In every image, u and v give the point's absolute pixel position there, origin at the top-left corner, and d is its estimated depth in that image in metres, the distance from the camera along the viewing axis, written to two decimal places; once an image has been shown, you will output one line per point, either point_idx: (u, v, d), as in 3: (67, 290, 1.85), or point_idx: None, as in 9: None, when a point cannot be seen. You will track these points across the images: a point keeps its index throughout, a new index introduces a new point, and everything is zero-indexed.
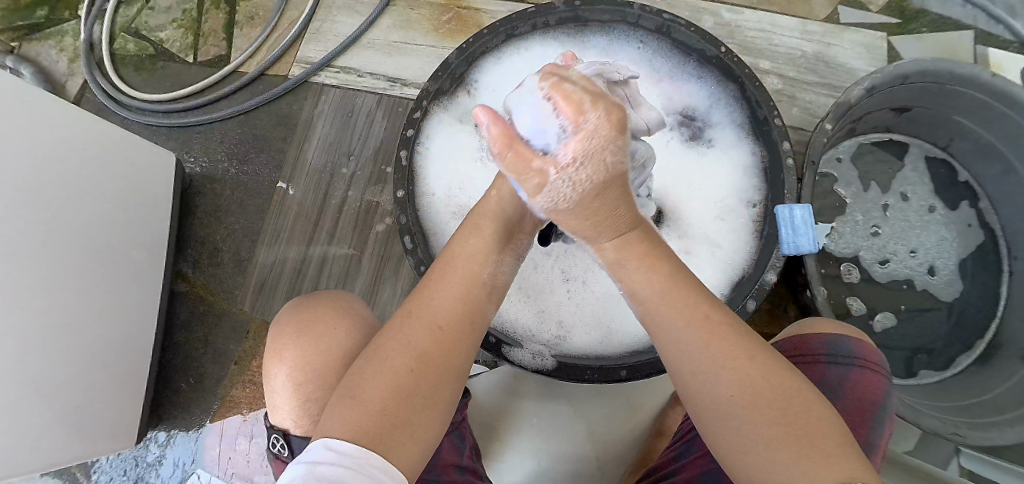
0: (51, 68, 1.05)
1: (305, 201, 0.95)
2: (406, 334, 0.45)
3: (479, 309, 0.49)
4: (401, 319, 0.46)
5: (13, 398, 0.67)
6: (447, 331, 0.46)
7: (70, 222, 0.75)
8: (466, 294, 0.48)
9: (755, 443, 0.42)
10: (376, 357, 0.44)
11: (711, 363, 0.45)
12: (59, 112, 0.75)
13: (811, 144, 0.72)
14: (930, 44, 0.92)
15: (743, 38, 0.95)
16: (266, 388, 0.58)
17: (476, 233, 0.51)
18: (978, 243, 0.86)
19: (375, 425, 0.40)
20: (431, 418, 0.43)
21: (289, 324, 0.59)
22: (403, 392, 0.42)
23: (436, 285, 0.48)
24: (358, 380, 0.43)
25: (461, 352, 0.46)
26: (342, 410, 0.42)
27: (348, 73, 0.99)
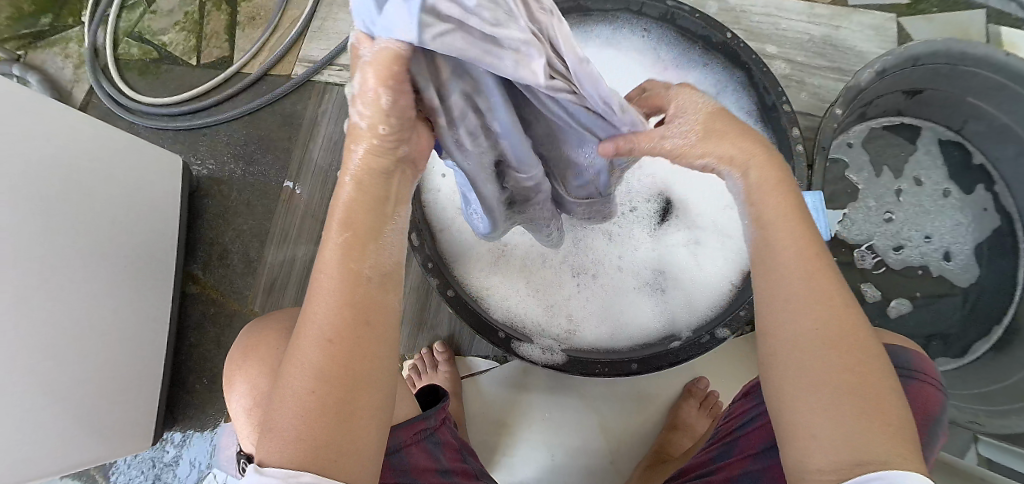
0: (57, 75, 1.06)
1: (311, 199, 0.95)
2: (301, 356, 0.37)
3: (375, 302, 0.39)
4: (292, 339, 0.38)
5: (31, 405, 0.68)
6: (341, 342, 0.37)
7: (82, 228, 0.76)
8: (353, 295, 0.38)
9: (815, 388, 0.38)
10: (278, 382, 0.38)
11: (803, 298, 0.40)
12: (66, 119, 0.75)
13: (821, 130, 0.71)
14: (940, 24, 0.90)
15: (749, 23, 0.93)
16: (228, 411, 0.60)
17: (344, 228, 0.39)
18: (994, 227, 0.85)
19: (298, 452, 0.36)
20: (353, 438, 0.37)
21: (242, 347, 0.60)
22: (316, 417, 0.36)
23: (313, 295, 0.38)
24: (269, 409, 0.38)
25: (366, 358, 0.38)
26: (264, 444, 0.37)
27: (350, 71, 0.98)
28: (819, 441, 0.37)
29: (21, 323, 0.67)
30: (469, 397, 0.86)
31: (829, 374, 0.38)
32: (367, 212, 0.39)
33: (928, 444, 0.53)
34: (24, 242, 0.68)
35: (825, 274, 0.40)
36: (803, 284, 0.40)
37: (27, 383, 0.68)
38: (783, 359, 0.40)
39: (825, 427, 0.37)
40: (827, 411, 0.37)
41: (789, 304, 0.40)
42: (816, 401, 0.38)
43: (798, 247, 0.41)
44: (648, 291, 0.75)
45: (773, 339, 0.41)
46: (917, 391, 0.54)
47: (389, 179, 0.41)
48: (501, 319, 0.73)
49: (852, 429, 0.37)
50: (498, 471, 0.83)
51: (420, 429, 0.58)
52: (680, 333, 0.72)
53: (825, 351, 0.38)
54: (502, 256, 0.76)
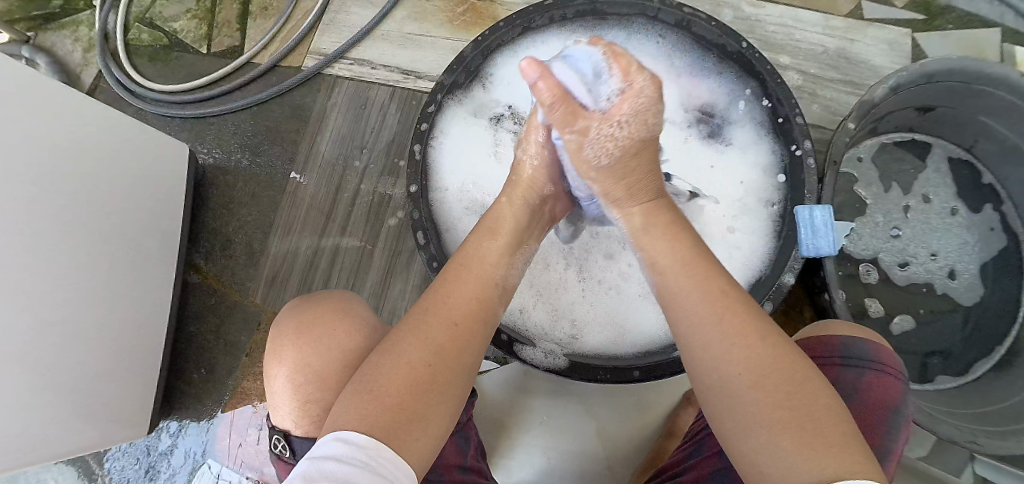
0: (66, 58, 1.05)
1: (317, 191, 0.95)
2: (422, 331, 0.46)
3: (491, 309, 0.51)
4: (416, 316, 0.47)
5: (28, 390, 0.68)
6: (463, 328, 0.47)
7: (85, 213, 0.76)
8: (480, 292, 0.50)
9: (756, 421, 0.42)
10: (388, 350, 0.46)
11: (725, 341, 0.45)
12: (73, 103, 0.74)
13: (833, 143, 0.71)
14: (955, 41, 0.90)
15: (763, 33, 0.93)
16: (266, 389, 0.57)
17: (490, 234, 0.55)
18: (1001, 247, 0.84)
19: (390, 415, 0.41)
20: (440, 413, 0.44)
21: (293, 326, 0.57)
22: (421, 383, 0.43)
23: (448, 288, 0.50)
24: (371, 371, 0.44)
25: (465, 350, 0.47)
26: (358, 404, 0.42)
27: (361, 65, 0.98)
28: (769, 476, 0.40)
29: (20, 307, 0.66)
30: None
31: (763, 406, 0.42)
32: (510, 222, 0.57)
33: (888, 436, 0.55)
34: (27, 226, 0.67)
35: (734, 300, 0.47)
36: (720, 329, 0.46)
37: (24, 367, 0.67)
38: (726, 403, 0.44)
39: (777, 454, 0.40)
40: (772, 439, 0.41)
41: (715, 349, 0.45)
42: (759, 432, 0.41)
43: (703, 297, 0.48)
44: (654, 298, 0.75)
45: (712, 384, 0.45)
46: (871, 381, 0.55)
47: (531, 223, 0.60)
48: (504, 321, 0.73)
49: (798, 451, 0.39)
50: (497, 472, 0.82)
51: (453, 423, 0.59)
52: None
53: (755, 385, 0.43)
54: None
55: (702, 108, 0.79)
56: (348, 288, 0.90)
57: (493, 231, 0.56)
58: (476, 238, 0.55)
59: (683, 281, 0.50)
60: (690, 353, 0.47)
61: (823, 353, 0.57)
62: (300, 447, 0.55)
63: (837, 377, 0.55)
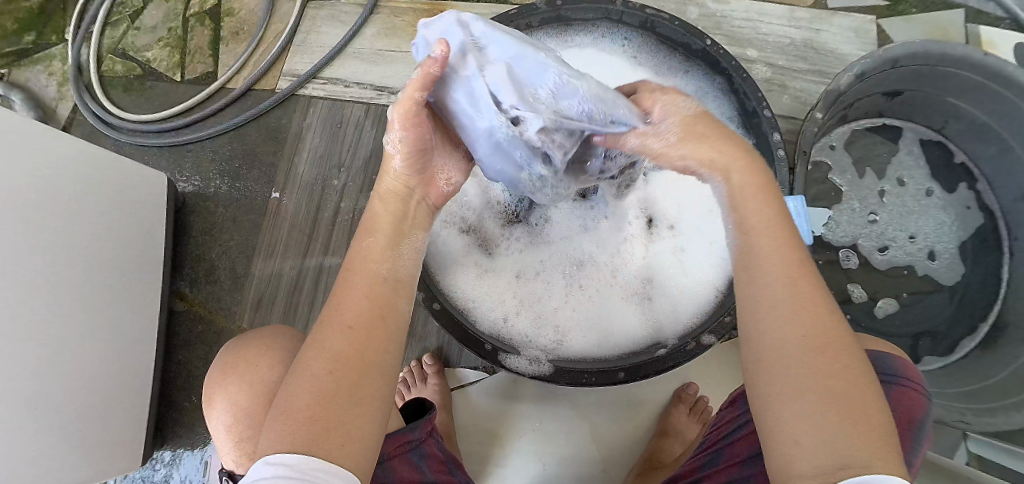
0: (41, 93, 1.05)
1: (298, 211, 0.95)
2: (320, 341, 0.44)
3: (391, 302, 0.47)
4: (316, 329, 0.45)
5: (16, 428, 0.67)
6: (359, 329, 0.44)
7: (68, 247, 0.76)
8: (374, 291, 0.47)
9: (798, 395, 0.41)
10: (295, 370, 0.43)
11: (791, 310, 0.43)
12: (49, 138, 0.75)
13: (803, 132, 0.72)
14: (919, 25, 0.91)
15: (730, 28, 0.94)
16: (212, 429, 0.59)
17: (370, 233, 0.51)
18: (978, 225, 0.85)
19: (303, 431, 0.40)
20: (362, 417, 0.42)
21: (221, 364, 0.60)
22: (329, 393, 0.42)
23: (343, 290, 0.47)
24: (284, 390, 0.43)
25: (376, 350, 0.44)
26: (278, 425, 0.41)
27: (334, 84, 0.98)
28: (800, 447, 0.40)
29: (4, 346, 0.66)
30: (457, 407, 0.85)
31: (809, 374, 0.41)
32: (389, 220, 0.52)
33: (914, 449, 0.54)
34: (6, 264, 0.67)
35: (795, 264, 0.45)
36: (785, 290, 0.44)
37: (11, 406, 0.67)
38: (775, 371, 0.42)
39: (811, 435, 0.39)
40: (814, 419, 0.40)
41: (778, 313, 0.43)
42: (795, 406, 0.41)
43: (774, 242, 0.46)
44: (636, 299, 0.75)
45: (760, 344, 0.44)
46: (897, 396, 0.55)
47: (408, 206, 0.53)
48: (488, 332, 0.73)
49: (839, 435, 0.39)
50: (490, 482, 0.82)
51: (405, 442, 0.59)
52: (667, 340, 0.71)
53: (808, 354, 0.41)
54: (487, 267, 0.77)
55: None
56: None
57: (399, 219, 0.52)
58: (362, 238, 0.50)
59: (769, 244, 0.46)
60: (747, 311, 0.45)
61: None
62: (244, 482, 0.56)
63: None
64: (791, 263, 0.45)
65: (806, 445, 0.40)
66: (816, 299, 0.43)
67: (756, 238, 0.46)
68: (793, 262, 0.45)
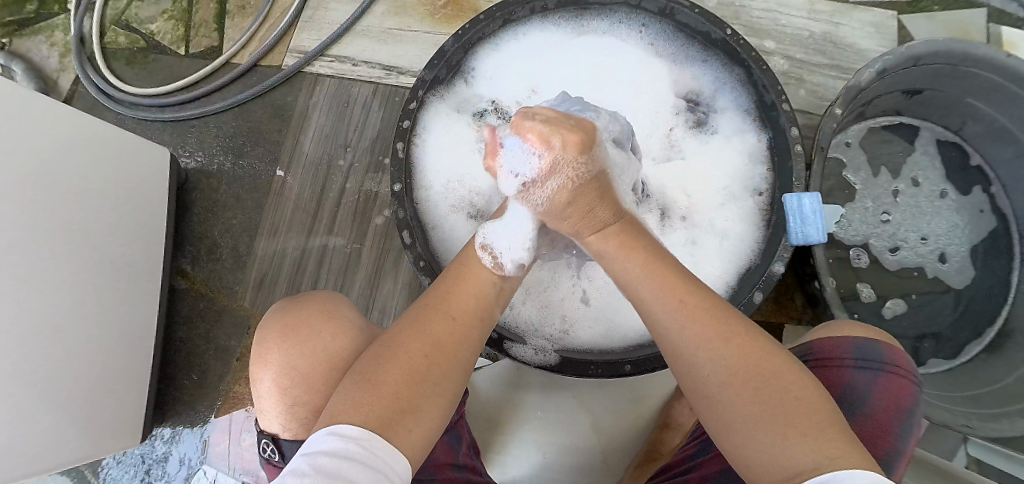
0: (42, 64, 1.03)
1: (302, 191, 0.94)
2: (422, 323, 0.47)
3: (489, 310, 0.52)
4: (417, 310, 0.48)
5: (15, 405, 0.67)
6: (461, 323, 0.48)
7: (70, 223, 0.74)
8: (480, 292, 0.51)
9: (734, 421, 0.42)
10: (387, 344, 0.46)
11: (694, 340, 0.45)
12: (51, 112, 0.73)
13: (822, 128, 0.70)
14: (940, 22, 0.89)
15: (748, 19, 0.92)
16: (255, 392, 0.58)
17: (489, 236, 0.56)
18: (990, 228, 0.85)
19: (388, 404, 0.42)
20: (438, 406, 0.44)
21: (276, 324, 0.58)
22: (418, 375, 0.44)
23: (453, 282, 0.51)
24: (371, 361, 0.45)
25: (468, 348, 0.48)
26: (358, 392, 0.43)
27: (342, 62, 0.96)
28: (764, 469, 0.40)
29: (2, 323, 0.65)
30: None
31: (740, 403, 0.42)
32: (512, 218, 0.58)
33: (896, 443, 0.54)
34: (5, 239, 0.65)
35: (686, 293, 0.47)
36: (681, 320, 0.46)
37: (10, 383, 0.66)
38: (716, 405, 0.43)
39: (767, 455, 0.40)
40: (758, 440, 0.41)
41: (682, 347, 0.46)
42: (743, 431, 0.42)
43: (659, 280, 0.49)
44: None
45: (686, 378, 0.46)
46: (882, 382, 0.55)
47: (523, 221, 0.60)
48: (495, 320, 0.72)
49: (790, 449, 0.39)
50: (492, 469, 0.82)
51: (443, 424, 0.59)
52: None
53: (735, 385, 0.43)
54: None
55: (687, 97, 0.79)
56: (337, 289, 0.90)
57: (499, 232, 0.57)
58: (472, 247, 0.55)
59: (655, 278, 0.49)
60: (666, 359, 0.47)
61: (834, 354, 0.56)
62: (287, 450, 0.56)
63: (851, 380, 0.55)
64: (685, 294, 0.47)
65: (765, 464, 0.40)
66: (721, 323, 0.45)
67: (648, 278, 0.49)
68: (683, 292, 0.47)
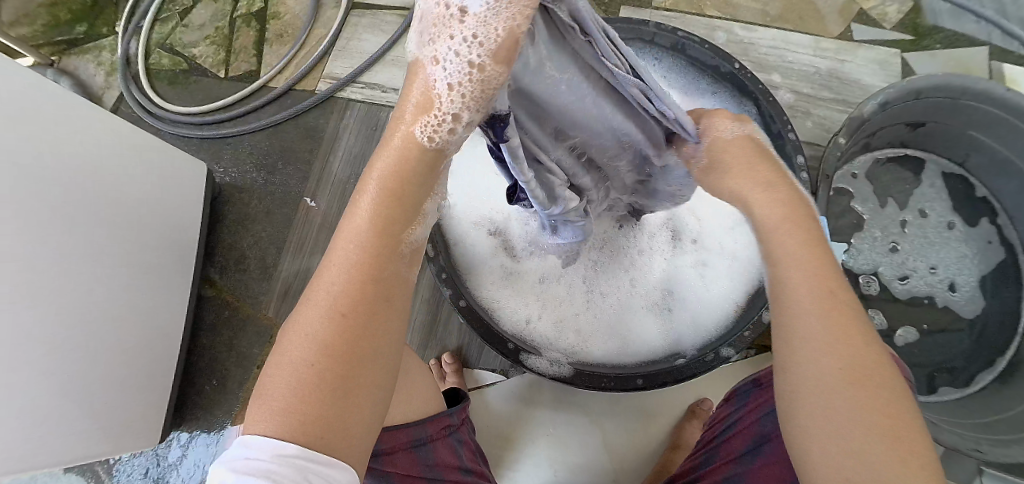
0: (89, 82, 1.10)
1: (329, 209, 0.98)
2: (304, 324, 0.41)
3: (389, 283, 0.42)
4: (300, 308, 0.41)
5: (37, 399, 0.69)
6: (349, 314, 0.40)
7: (112, 229, 0.80)
8: (364, 271, 0.41)
9: (829, 439, 0.38)
10: (276, 357, 0.41)
11: (828, 337, 0.39)
12: (100, 126, 0.79)
13: (825, 158, 0.74)
14: (944, 62, 0.93)
15: (757, 54, 0.96)
16: None
17: (362, 197, 0.42)
18: (998, 260, 0.87)
19: (292, 418, 0.38)
20: (354, 405, 0.40)
21: None
22: (310, 385, 0.39)
23: (325, 271, 0.42)
24: (265, 378, 0.41)
25: (372, 340, 0.41)
26: (253, 411, 0.40)
27: (372, 88, 1.02)
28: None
29: (33, 320, 0.68)
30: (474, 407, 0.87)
31: (856, 414, 0.37)
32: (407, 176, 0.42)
33: None
34: (42, 240, 0.69)
35: (828, 275, 0.42)
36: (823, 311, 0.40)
37: (37, 374, 0.69)
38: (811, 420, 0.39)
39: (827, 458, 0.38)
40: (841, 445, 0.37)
41: (813, 338, 0.40)
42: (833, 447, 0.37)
43: (807, 261, 0.42)
44: (655, 310, 0.77)
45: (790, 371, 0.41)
46: None
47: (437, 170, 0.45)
48: (511, 332, 0.75)
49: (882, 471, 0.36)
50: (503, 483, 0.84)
51: (445, 425, 0.61)
52: (685, 350, 0.74)
53: (858, 401, 0.38)
54: (512, 273, 0.79)
55: None
56: None
57: (391, 184, 0.42)
58: (351, 209, 0.43)
59: (809, 269, 0.42)
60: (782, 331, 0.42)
61: None
62: None
63: None
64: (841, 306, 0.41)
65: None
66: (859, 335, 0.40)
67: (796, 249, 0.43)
68: (828, 283, 0.41)
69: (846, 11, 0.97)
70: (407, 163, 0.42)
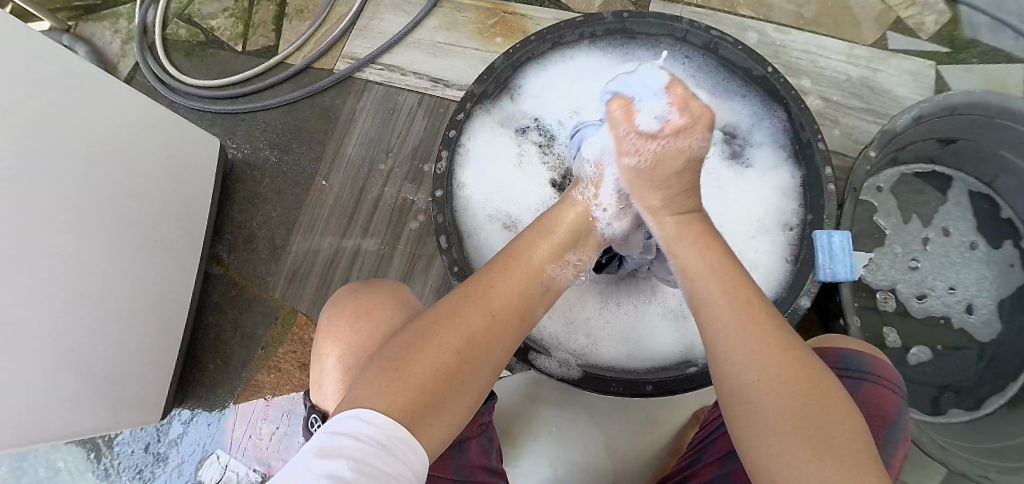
0: (105, 49, 1.09)
1: (341, 193, 0.97)
2: (460, 318, 0.44)
3: (532, 310, 0.49)
4: (456, 301, 0.46)
5: (36, 367, 0.68)
6: (501, 321, 0.46)
7: (120, 200, 0.78)
8: (526, 291, 0.48)
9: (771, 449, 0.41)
10: (417, 338, 0.44)
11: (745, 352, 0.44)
12: (113, 94, 0.77)
13: (856, 169, 0.72)
14: (980, 77, 0.91)
15: (788, 58, 0.94)
16: (313, 369, 0.57)
17: (542, 233, 0.52)
18: (1020, 283, 0.84)
19: (414, 395, 0.40)
20: (462, 406, 0.43)
21: (351, 307, 0.57)
22: (446, 373, 0.42)
23: (493, 279, 0.48)
24: (400, 353, 0.43)
25: (501, 352, 0.45)
26: (380, 380, 0.41)
27: (391, 71, 1.00)
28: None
29: (38, 294, 0.67)
30: None
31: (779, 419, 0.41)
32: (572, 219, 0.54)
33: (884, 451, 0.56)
34: (51, 213, 0.68)
35: (741, 291, 0.47)
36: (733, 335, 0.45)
37: (37, 344, 0.68)
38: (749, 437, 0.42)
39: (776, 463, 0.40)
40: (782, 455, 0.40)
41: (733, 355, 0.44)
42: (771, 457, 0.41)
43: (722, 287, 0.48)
44: (670, 316, 0.75)
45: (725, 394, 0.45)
46: (867, 393, 0.57)
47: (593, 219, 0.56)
48: None
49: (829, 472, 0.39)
50: None
51: (479, 424, 0.60)
52: (696, 359, 0.72)
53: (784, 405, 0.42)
54: None
55: (726, 129, 0.80)
56: None
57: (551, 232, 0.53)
58: (524, 245, 0.51)
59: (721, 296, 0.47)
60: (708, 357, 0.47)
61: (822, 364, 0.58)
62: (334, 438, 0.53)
63: None
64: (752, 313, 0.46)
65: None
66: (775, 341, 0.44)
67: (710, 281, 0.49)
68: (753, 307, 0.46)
69: (882, 18, 0.94)
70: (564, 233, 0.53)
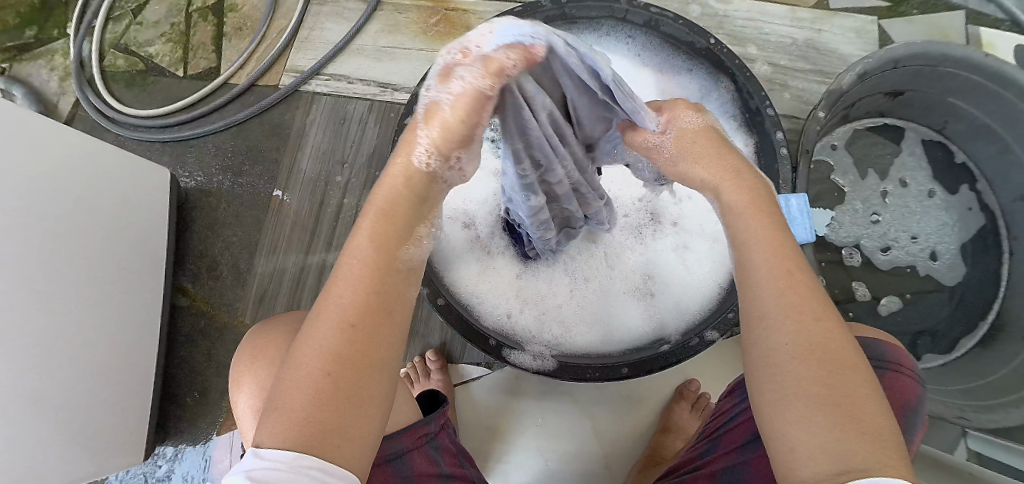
0: (43, 89, 1.05)
1: (300, 207, 0.95)
2: (315, 336, 0.40)
3: (397, 295, 0.43)
4: (311, 319, 0.41)
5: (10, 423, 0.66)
6: (360, 327, 0.40)
7: (76, 242, 0.76)
8: (378, 282, 0.42)
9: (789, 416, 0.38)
10: (286, 369, 0.40)
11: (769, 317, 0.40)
12: (53, 133, 0.74)
13: (806, 130, 0.73)
14: (922, 27, 0.92)
15: (732, 27, 0.94)
16: (234, 413, 0.61)
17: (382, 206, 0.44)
18: (978, 227, 0.86)
19: (303, 432, 0.38)
20: (365, 418, 0.40)
21: (251, 352, 0.61)
22: (324, 396, 0.39)
23: (337, 280, 0.42)
24: (276, 390, 0.40)
25: (378, 354, 0.41)
26: (265, 423, 0.39)
27: (338, 80, 0.98)
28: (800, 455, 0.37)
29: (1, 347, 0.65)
30: (461, 404, 0.85)
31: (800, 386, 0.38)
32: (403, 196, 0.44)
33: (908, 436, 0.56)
34: (9, 264, 0.66)
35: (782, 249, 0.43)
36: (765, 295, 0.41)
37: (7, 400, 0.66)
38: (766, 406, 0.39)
39: (789, 423, 0.38)
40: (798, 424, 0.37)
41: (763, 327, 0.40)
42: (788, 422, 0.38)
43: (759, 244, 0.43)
44: (638, 295, 0.76)
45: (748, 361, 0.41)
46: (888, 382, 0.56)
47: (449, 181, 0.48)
48: (493, 327, 0.73)
49: (842, 432, 0.36)
50: (493, 479, 0.83)
51: (423, 434, 0.60)
52: (669, 336, 0.72)
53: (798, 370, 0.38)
54: (488, 266, 0.77)
55: None
56: None
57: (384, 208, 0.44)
58: (360, 229, 0.44)
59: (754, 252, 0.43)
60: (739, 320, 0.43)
61: None
62: None
63: None
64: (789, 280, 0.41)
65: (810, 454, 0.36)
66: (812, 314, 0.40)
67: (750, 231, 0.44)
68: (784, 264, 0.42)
69: None
70: (407, 188, 0.44)
